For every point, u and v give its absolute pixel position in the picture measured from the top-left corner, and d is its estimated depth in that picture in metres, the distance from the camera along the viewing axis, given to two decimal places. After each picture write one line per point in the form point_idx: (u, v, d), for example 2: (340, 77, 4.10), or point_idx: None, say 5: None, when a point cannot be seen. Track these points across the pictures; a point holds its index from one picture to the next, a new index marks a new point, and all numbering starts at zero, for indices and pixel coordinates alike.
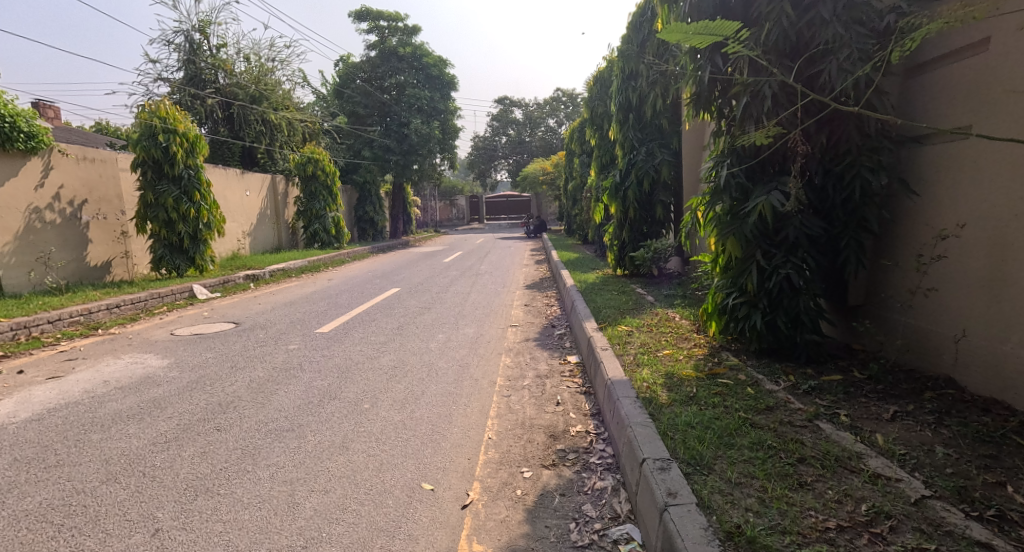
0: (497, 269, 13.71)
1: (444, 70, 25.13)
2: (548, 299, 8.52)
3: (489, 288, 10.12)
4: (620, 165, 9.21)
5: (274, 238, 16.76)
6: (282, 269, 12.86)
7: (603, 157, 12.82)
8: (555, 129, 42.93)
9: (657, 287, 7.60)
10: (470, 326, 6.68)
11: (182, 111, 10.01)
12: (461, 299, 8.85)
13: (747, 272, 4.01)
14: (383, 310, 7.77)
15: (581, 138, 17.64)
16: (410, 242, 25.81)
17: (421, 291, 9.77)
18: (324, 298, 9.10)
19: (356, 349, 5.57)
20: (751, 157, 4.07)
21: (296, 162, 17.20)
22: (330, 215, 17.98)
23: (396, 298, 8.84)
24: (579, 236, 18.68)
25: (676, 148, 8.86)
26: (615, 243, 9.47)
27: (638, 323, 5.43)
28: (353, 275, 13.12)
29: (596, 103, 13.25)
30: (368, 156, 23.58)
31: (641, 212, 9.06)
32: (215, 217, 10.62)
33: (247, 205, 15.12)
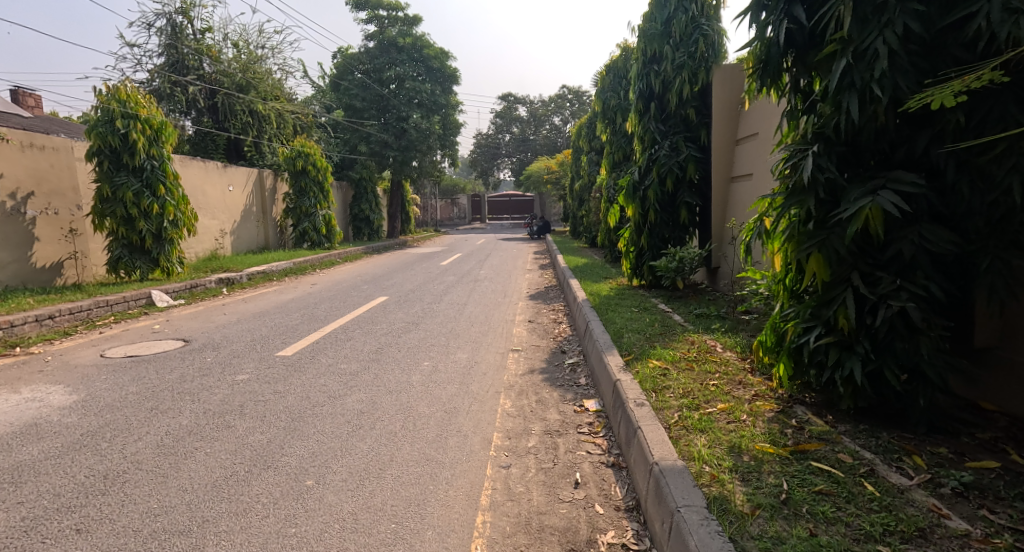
0: (499, 274, 12.62)
1: (446, 62, 24.08)
2: (555, 314, 7.44)
3: (488, 298, 9.04)
4: (639, 162, 8.15)
5: (260, 236, 15.70)
6: (263, 272, 11.78)
7: (615, 154, 11.78)
8: (560, 128, 41.88)
9: (683, 306, 6.52)
10: (464, 349, 5.60)
11: (146, 95, 8.90)
12: (455, 311, 7.77)
13: (838, 302, 2.93)
14: (364, 326, 6.69)
15: (589, 135, 16.55)
16: (407, 242, 24.74)
17: (411, 301, 8.68)
18: (300, 308, 8.03)
19: (318, 382, 4.49)
20: (844, 144, 2.98)
21: (285, 155, 16.15)
22: (321, 213, 16.90)
23: (381, 310, 7.77)
24: (586, 239, 17.59)
25: (704, 142, 7.80)
26: (632, 251, 8.36)
27: (672, 356, 4.33)
28: (339, 279, 12.04)
29: (609, 96, 12.21)
30: (365, 152, 22.52)
31: (662, 215, 7.96)
32: (184, 214, 9.55)
33: (230, 201, 14.06)
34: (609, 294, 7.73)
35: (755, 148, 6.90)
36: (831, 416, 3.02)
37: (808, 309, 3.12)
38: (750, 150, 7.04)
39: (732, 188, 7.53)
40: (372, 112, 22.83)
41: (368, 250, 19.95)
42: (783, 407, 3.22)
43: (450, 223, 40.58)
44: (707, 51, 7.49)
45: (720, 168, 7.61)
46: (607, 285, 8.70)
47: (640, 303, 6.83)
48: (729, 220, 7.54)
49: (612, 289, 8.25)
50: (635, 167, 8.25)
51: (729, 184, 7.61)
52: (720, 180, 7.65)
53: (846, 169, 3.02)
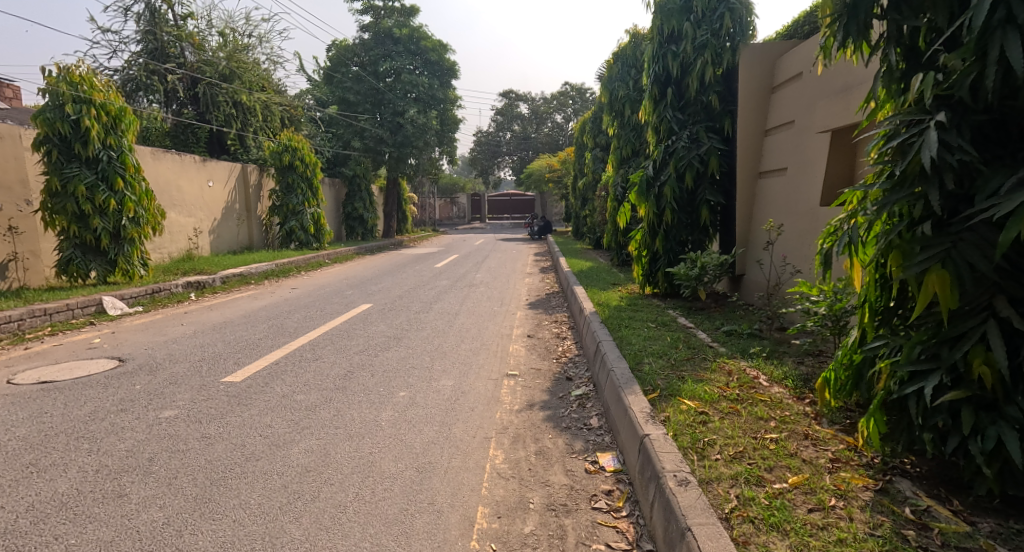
0: (496, 278, 11.74)
1: (444, 55, 23.22)
2: (557, 328, 6.55)
3: (482, 307, 8.15)
4: (654, 156, 7.26)
5: (243, 236, 14.82)
6: (240, 274, 10.91)
7: (624, 149, 11.45)
8: (562, 125, 40.99)
9: (706, 321, 5.64)
10: (450, 374, 4.68)
11: (103, 77, 8.00)
12: (445, 324, 6.85)
13: (973, 339, 2.02)
14: (337, 342, 5.79)
15: (594, 130, 15.65)
16: (402, 243, 23.86)
17: (397, 310, 7.77)
18: (271, 318, 7.14)
19: (263, 421, 3.59)
20: (980, 111, 2.08)
21: (271, 150, 15.28)
22: (310, 211, 16.01)
23: (362, 322, 6.88)
24: (590, 240, 16.67)
25: (729, 133, 6.94)
26: (645, 255, 7.47)
27: (710, 394, 3.40)
28: (323, 282, 11.16)
29: (618, 87, 11.36)
30: (358, 147, 21.64)
31: (680, 215, 7.07)
32: (148, 210, 8.65)
33: (210, 198, 13.20)
34: (619, 304, 6.82)
35: (788, 138, 5.99)
36: (957, 503, 2.12)
37: (916, 347, 2.21)
38: (783, 140, 6.12)
39: (760, 184, 6.62)
40: (367, 106, 21.93)
41: (359, 250, 19.06)
42: (880, 481, 2.28)
43: (449, 223, 39.71)
44: (734, 27, 6.65)
45: (746, 161, 6.70)
46: (615, 293, 7.81)
47: (656, 317, 5.94)
48: (755, 221, 6.64)
49: (621, 298, 7.35)
50: (649, 161, 7.37)
51: (757, 180, 6.71)
52: (745, 175, 6.74)
53: (982, 148, 2.11)
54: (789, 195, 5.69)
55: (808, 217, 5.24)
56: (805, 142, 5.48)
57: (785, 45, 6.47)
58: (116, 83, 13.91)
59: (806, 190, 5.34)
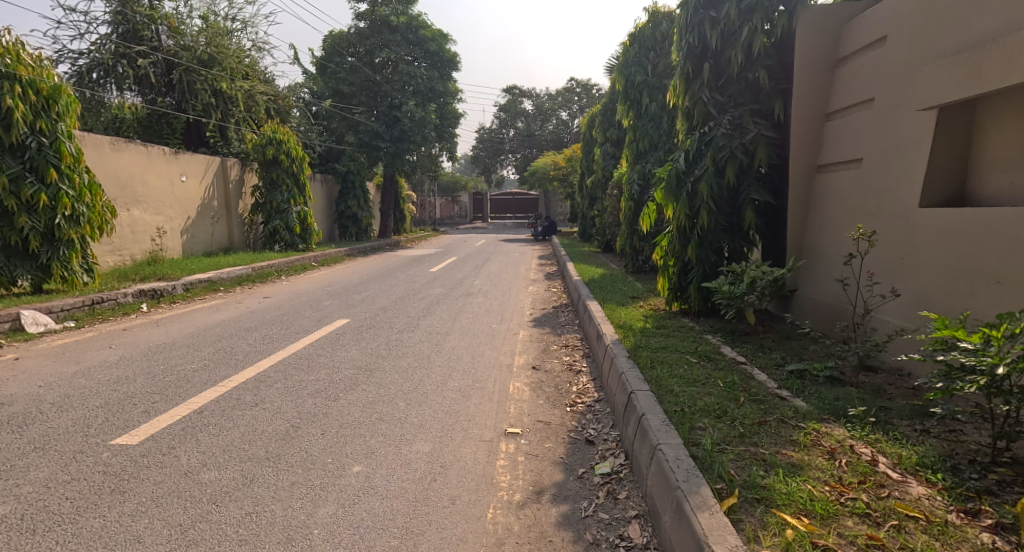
0: (496, 286, 10.55)
1: (444, 45, 22.05)
2: (568, 356, 5.37)
3: (478, 324, 6.96)
4: (686, 146, 6.10)
5: (222, 235, 13.67)
6: (207, 280, 9.73)
7: (640, 143, 10.38)
8: (567, 122, 39.74)
9: (760, 357, 4.46)
10: (428, 435, 3.47)
11: (33, 50, 6.79)
12: (432, 349, 5.65)
13: None
14: (291, 377, 4.57)
15: (604, 122, 14.67)
16: (398, 243, 22.68)
17: (378, 330, 6.56)
18: (222, 338, 5.92)
19: (134, 528, 2.39)
20: None
21: (253, 142, 14.18)
22: (296, 210, 14.86)
23: (331, 346, 5.67)
24: (598, 242, 15.50)
25: (779, 117, 5.69)
26: (674, 266, 6.28)
27: (823, 504, 2.18)
28: (301, 289, 9.95)
29: (633, 73, 10.24)
30: (352, 142, 20.48)
31: (717, 217, 5.86)
32: (91, 207, 7.45)
33: (182, 194, 12.06)
34: (646, 326, 5.64)
35: (864, 122, 4.77)
36: None
37: None
38: (856, 125, 4.90)
39: (821, 179, 5.39)
40: (362, 99, 20.75)
41: (351, 252, 17.90)
42: None
43: (449, 222, 38.55)
44: None
45: (804, 151, 5.48)
46: (637, 310, 6.61)
47: (695, 348, 4.75)
48: (813, 225, 5.43)
49: (646, 318, 6.14)
50: (679, 153, 6.21)
51: (817, 176, 5.45)
52: (801, 168, 5.52)
53: None
54: (867, 193, 4.49)
55: (901, 221, 4.04)
56: (895, 125, 4.26)
57: (855, 8, 5.22)
58: (82, 68, 12.69)
59: (901, 187, 4.10)
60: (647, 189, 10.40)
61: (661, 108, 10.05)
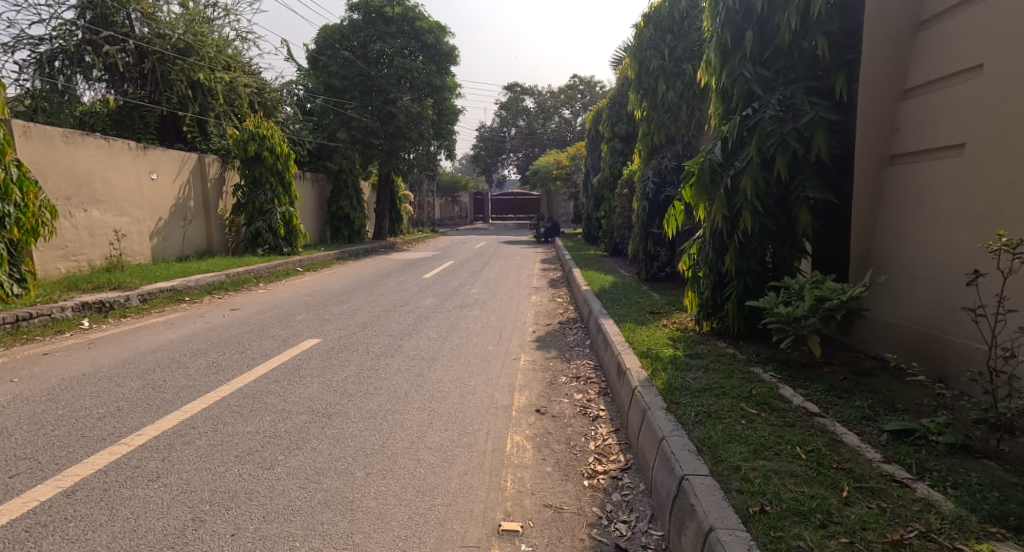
0: (495, 295, 9.51)
1: (442, 38, 21.05)
2: (581, 394, 4.34)
3: (472, 346, 5.92)
4: (724, 134, 5.07)
5: (200, 238, 12.68)
6: (172, 289, 8.69)
7: (655, 136, 9.44)
8: (570, 121, 38.71)
9: (836, 405, 3.40)
10: (386, 538, 2.43)
11: None
12: (412, 384, 4.58)
13: None
14: (221, 428, 3.50)
15: (613, 116, 13.78)
16: (394, 245, 21.69)
17: (351, 354, 5.49)
18: (158, 367, 4.84)
19: None
20: None
21: (234, 138, 13.20)
22: (280, 211, 13.87)
23: (289, 378, 4.60)
24: (605, 245, 14.44)
25: (841, 96, 4.59)
26: (708, 278, 5.27)
27: None
28: (277, 300, 8.91)
29: (648, 57, 9.28)
30: (345, 139, 19.47)
31: (763, 220, 4.81)
32: (21, 207, 6.42)
33: (152, 193, 11.06)
34: (678, 354, 4.60)
35: (961, 97, 3.73)
36: None
37: None
38: (948, 101, 3.84)
39: (893, 170, 4.35)
40: (355, 94, 19.71)
41: (342, 255, 16.88)
42: None
43: (450, 223, 37.56)
44: None
45: (870, 135, 4.41)
46: (662, 329, 5.59)
47: (746, 388, 3.69)
48: (885, 227, 4.39)
49: (674, 340, 5.12)
50: (713, 143, 5.18)
51: (892, 168, 4.37)
52: (868, 158, 4.45)
53: None
54: (995, 190, 3.40)
55: None
56: None
57: None
58: (42, 56, 11.59)
59: None
60: (663, 188, 9.43)
61: (680, 98, 9.05)
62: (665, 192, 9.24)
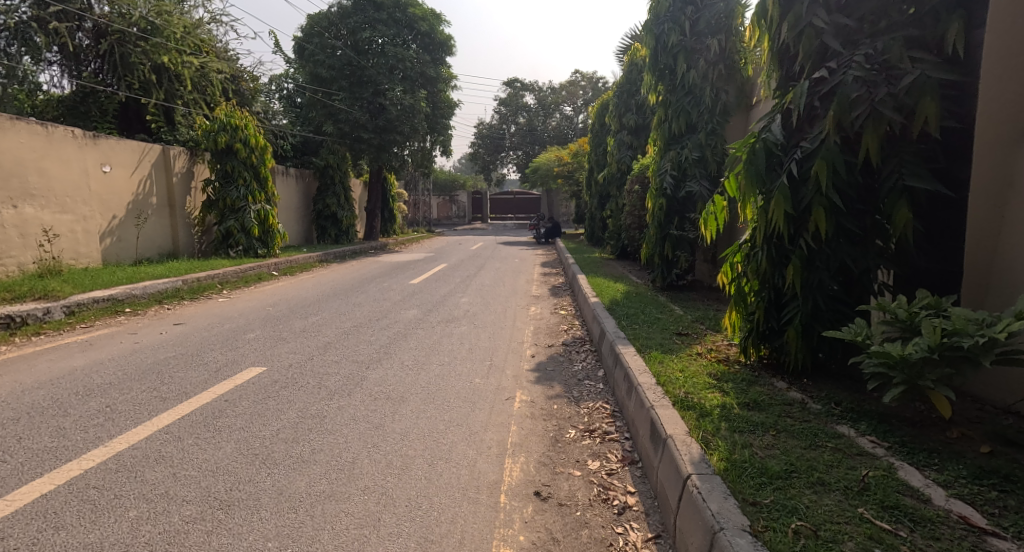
0: (488, 306, 8.32)
1: (436, 26, 19.87)
2: (595, 462, 3.16)
3: (453, 379, 4.72)
4: (786, 105, 3.85)
5: (163, 237, 11.48)
6: (111, 297, 7.46)
7: (674, 126, 8.17)
8: (571, 117, 37.54)
9: (1011, 513, 2.14)
10: None
11: None
12: (367, 444, 3.37)
13: None
14: (48, 539, 2.29)
15: (620, 105, 12.62)
16: (385, 245, 20.52)
17: (298, 392, 4.26)
18: (26, 414, 3.61)
19: None
20: None
21: (203, 128, 12.04)
22: (255, 209, 12.65)
23: (198, 434, 3.36)
24: (611, 248, 13.25)
25: (955, 51, 3.34)
26: (761, 296, 4.05)
27: None
28: (233, 312, 7.68)
29: (666, 31, 7.96)
30: (332, 133, 18.29)
31: (841, 219, 3.60)
32: None
33: (103, 188, 9.84)
34: (729, 403, 3.38)
35: None
36: None
37: None
38: None
39: None
40: (344, 84, 18.40)
41: (327, 257, 15.68)
42: None
43: (447, 222, 36.42)
44: None
45: (1001, 102, 3.14)
46: (698, 360, 4.38)
47: (851, 472, 2.45)
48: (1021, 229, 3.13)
49: (718, 379, 3.90)
50: (770, 117, 3.96)
51: None
52: (994, 134, 3.20)
53: None
54: None
55: None
56: None
57: None
58: None
59: None
60: (683, 182, 8.09)
61: (702, 78, 7.93)
62: (687, 187, 7.99)
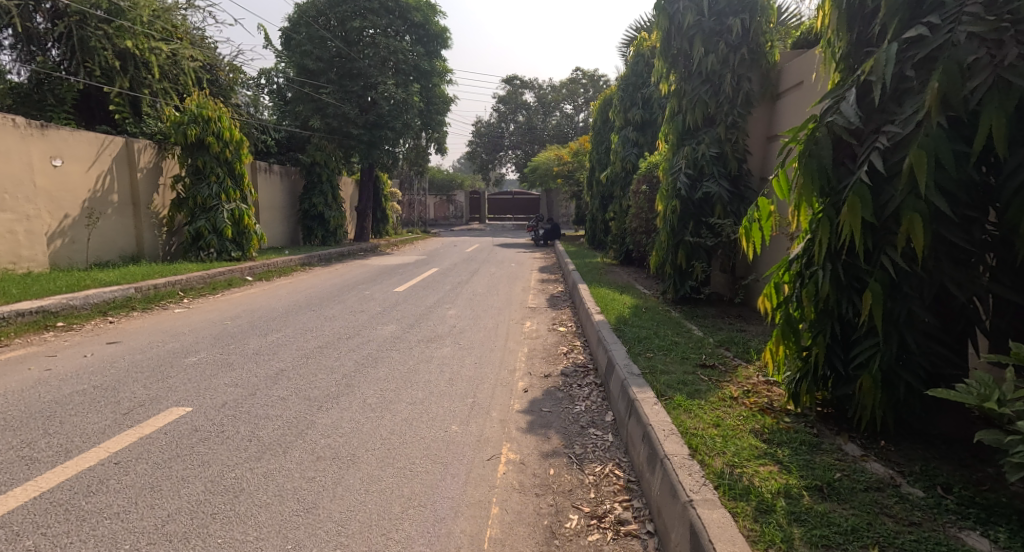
0: (476, 320, 7.39)
1: (432, 18, 18.87)
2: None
3: (422, 427, 3.77)
4: (860, 78, 2.90)
5: (126, 239, 10.54)
6: (42, 308, 6.51)
7: (690, 117, 7.23)
8: (572, 116, 36.57)
9: None
10: None
11: None
12: (285, 542, 2.43)
13: None
14: None
15: (625, 99, 11.69)
16: (376, 247, 19.59)
17: (218, 447, 3.32)
18: None
19: None
20: None
21: (171, 120, 11.05)
22: (228, 208, 11.65)
23: (48, 528, 2.42)
24: (615, 252, 12.30)
25: None
26: (823, 329, 3.09)
27: None
28: (183, 327, 6.72)
29: (681, 10, 7.05)
30: (320, 128, 17.33)
31: (942, 230, 2.64)
32: None
33: (51, 184, 8.88)
34: (794, 487, 2.42)
35: None
36: None
37: None
38: None
39: None
40: (332, 77, 17.42)
41: (311, 259, 14.73)
42: None
43: (444, 223, 35.51)
44: None
45: None
46: (734, 409, 3.41)
47: None
48: None
49: (768, 442, 2.93)
50: (837, 95, 3.00)
51: None
52: None
53: None
54: None
55: None
56: None
57: None
58: None
59: None
60: (700, 182, 7.11)
61: (721, 64, 6.94)
62: (704, 187, 6.99)
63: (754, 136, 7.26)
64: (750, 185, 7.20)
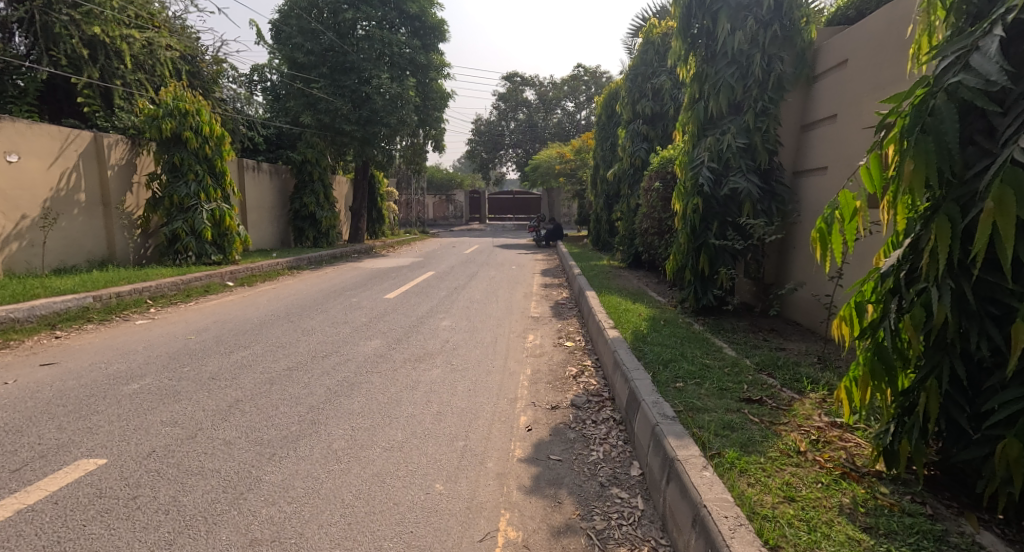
0: (471, 333, 6.57)
1: (429, 10, 17.98)
2: None
3: (395, 487, 2.96)
4: (1000, 22, 2.08)
5: (95, 242, 9.74)
6: None
7: (714, 103, 6.37)
8: (573, 113, 35.70)
9: None
10: None
11: None
12: None
13: None
14: None
15: (634, 90, 10.87)
16: (372, 248, 18.78)
17: (120, 525, 2.49)
18: None
19: None
20: None
21: (145, 113, 10.23)
22: (208, 208, 10.81)
23: None
24: (622, 254, 11.48)
25: None
26: (938, 370, 2.27)
27: None
28: (136, 343, 5.89)
29: None
30: (311, 124, 16.51)
31: None
32: None
33: (5, 182, 8.10)
34: None
35: None
36: None
37: None
38: None
39: None
40: (324, 71, 16.63)
41: (300, 261, 13.91)
42: None
43: (443, 223, 34.70)
44: None
45: None
46: (806, 472, 2.58)
47: None
48: None
49: (871, 531, 2.09)
50: (962, 47, 2.18)
51: None
52: None
53: None
54: None
55: None
56: None
57: None
58: None
59: None
60: (726, 177, 6.27)
61: (749, 43, 6.14)
62: (731, 182, 6.15)
63: (787, 125, 6.41)
64: (782, 180, 6.36)
